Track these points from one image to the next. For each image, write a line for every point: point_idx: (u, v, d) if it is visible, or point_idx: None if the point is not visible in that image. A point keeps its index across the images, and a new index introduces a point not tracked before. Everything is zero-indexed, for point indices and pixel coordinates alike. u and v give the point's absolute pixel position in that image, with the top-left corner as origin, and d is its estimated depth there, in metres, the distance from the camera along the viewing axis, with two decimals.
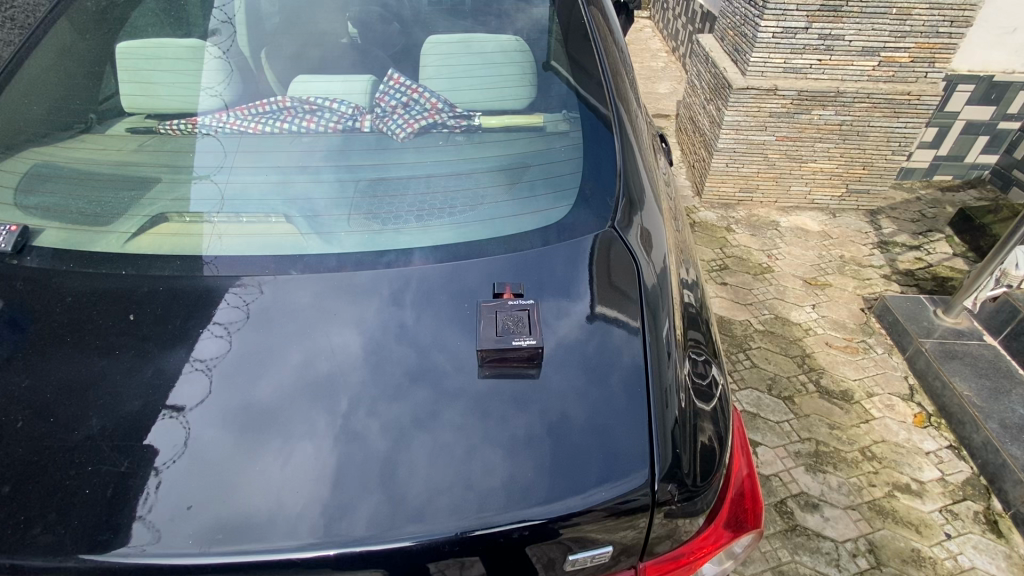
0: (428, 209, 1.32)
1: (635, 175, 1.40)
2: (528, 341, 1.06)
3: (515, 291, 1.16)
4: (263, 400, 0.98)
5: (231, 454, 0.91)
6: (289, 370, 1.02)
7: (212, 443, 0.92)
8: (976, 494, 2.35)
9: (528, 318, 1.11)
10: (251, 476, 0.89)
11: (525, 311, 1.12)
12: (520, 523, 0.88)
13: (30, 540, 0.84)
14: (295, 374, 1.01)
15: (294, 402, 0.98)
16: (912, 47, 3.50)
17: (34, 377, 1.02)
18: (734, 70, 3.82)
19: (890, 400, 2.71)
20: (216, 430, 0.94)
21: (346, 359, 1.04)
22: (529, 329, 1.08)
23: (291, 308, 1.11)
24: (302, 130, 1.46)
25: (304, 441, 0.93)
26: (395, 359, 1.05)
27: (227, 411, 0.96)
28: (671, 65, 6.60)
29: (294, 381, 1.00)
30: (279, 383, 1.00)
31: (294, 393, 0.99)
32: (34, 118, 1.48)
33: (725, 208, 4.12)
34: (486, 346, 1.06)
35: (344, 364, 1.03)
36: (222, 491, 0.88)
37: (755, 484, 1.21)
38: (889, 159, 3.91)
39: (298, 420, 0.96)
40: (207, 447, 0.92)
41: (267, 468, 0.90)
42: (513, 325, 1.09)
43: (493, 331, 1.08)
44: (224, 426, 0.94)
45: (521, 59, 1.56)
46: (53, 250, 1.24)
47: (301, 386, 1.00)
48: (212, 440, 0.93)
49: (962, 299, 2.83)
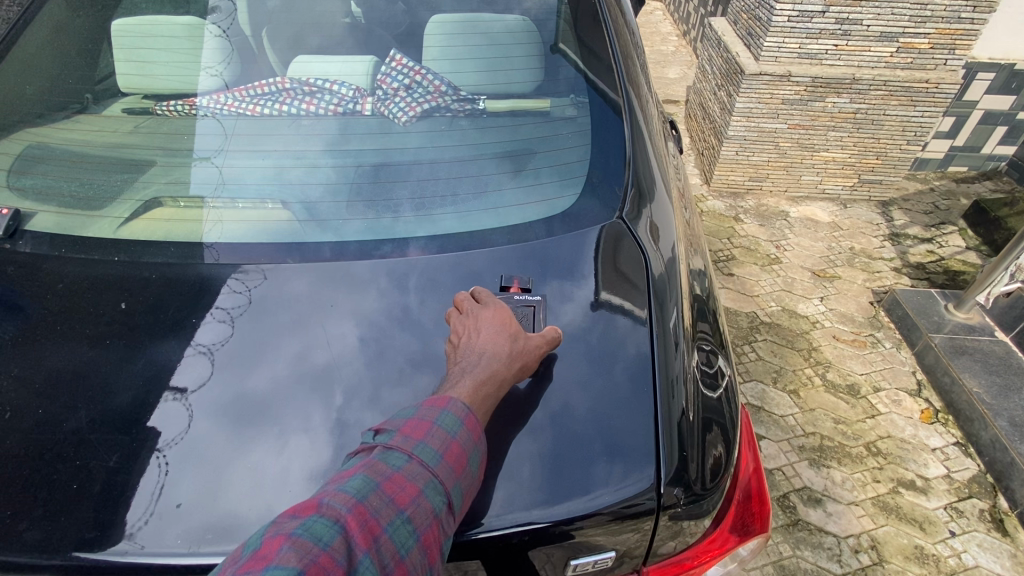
0: (429, 196, 1.28)
1: (645, 164, 1.35)
2: None
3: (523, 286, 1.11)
4: (261, 389, 0.95)
5: (227, 446, 0.90)
6: (287, 360, 0.99)
7: (209, 433, 0.91)
8: (983, 492, 2.32)
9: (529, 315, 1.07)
10: (246, 469, 0.87)
11: (531, 308, 1.08)
12: (522, 528, 0.86)
13: (15, 537, 0.82)
14: (294, 362, 0.99)
15: (291, 393, 0.95)
16: (932, 33, 3.40)
17: (24, 367, 0.99)
18: (746, 55, 3.72)
19: (897, 396, 2.68)
20: (214, 420, 0.92)
21: (345, 349, 1.01)
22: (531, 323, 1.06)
23: (291, 297, 1.08)
24: (301, 112, 1.41)
25: (300, 434, 0.91)
26: (395, 350, 1.01)
27: (225, 399, 0.95)
28: (680, 49, 6.47)
29: (295, 368, 0.98)
30: (279, 370, 0.98)
31: (291, 384, 0.96)
32: (26, 98, 1.44)
33: (734, 197, 4.04)
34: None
35: (342, 355, 1.00)
36: (219, 481, 0.86)
37: (760, 482, 1.17)
38: (903, 150, 3.82)
39: (296, 408, 0.94)
40: (204, 438, 0.90)
41: (262, 461, 0.88)
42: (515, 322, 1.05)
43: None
44: (225, 412, 0.93)
45: (529, 40, 1.50)
46: (46, 235, 1.21)
47: (298, 378, 0.97)
48: (209, 430, 0.91)
49: (975, 293, 2.77)
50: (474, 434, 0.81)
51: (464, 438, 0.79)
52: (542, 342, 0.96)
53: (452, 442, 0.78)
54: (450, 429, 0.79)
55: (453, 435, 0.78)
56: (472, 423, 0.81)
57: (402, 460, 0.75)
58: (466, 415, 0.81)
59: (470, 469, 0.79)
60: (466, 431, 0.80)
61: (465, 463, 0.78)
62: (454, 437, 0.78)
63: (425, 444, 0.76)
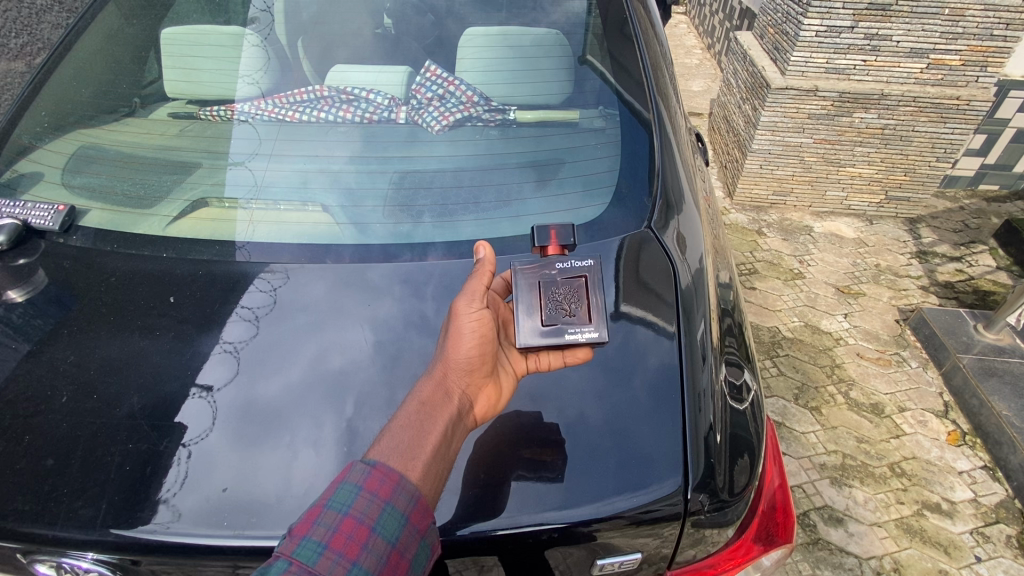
0: (457, 202, 1.31)
1: (673, 175, 1.36)
2: (582, 329, 0.99)
3: (562, 244, 1.10)
4: (280, 391, 0.99)
5: (246, 445, 0.93)
6: (305, 362, 1.03)
7: (231, 431, 0.95)
8: (1011, 518, 2.26)
9: (582, 302, 1.01)
10: (266, 467, 0.91)
11: (581, 277, 1.03)
12: (550, 527, 0.89)
13: (72, 514, 0.88)
14: (310, 366, 1.02)
15: (308, 396, 0.98)
16: (964, 50, 3.35)
17: (79, 354, 1.05)
18: (772, 69, 3.72)
19: (923, 416, 2.63)
20: (234, 419, 0.96)
21: (361, 354, 1.04)
22: (586, 310, 1.00)
23: (312, 300, 1.12)
24: (338, 120, 1.46)
25: (316, 434, 0.94)
26: (410, 354, 1.04)
27: (247, 400, 0.98)
28: (705, 62, 6.48)
29: (313, 371, 1.01)
30: (297, 372, 1.01)
31: (308, 387, 0.99)
32: (81, 101, 1.53)
33: (757, 210, 4.03)
34: (535, 337, 0.99)
35: (358, 360, 1.03)
36: (240, 479, 0.90)
37: (786, 496, 1.17)
38: (932, 167, 3.77)
39: (313, 410, 0.97)
40: (225, 435, 0.94)
41: (283, 460, 0.92)
42: (568, 301, 1.01)
43: (542, 308, 1.01)
44: (245, 411, 0.97)
45: (560, 54, 1.54)
46: (97, 230, 1.28)
47: (314, 381, 1.00)
48: (230, 428, 0.95)
49: (1006, 314, 2.71)
50: (378, 496, 0.77)
51: (362, 507, 0.76)
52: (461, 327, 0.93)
53: (344, 519, 0.75)
54: (342, 506, 0.76)
55: (344, 512, 0.76)
56: (376, 484, 0.77)
57: (282, 566, 0.71)
58: (366, 479, 0.77)
59: (380, 539, 0.75)
60: (364, 499, 0.76)
61: (367, 538, 0.74)
62: (346, 513, 0.75)
63: (309, 538, 0.74)
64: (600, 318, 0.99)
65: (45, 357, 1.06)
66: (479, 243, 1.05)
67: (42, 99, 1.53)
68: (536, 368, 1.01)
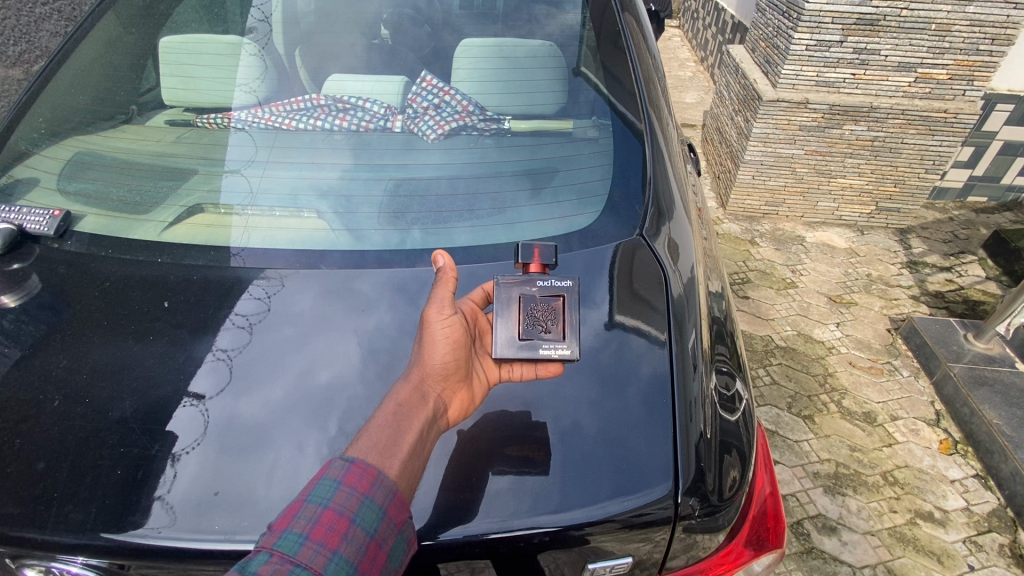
0: (450, 209, 1.32)
1: (665, 184, 1.38)
2: (556, 346, 0.99)
3: (545, 263, 1.10)
4: (267, 403, 0.98)
5: (234, 455, 0.93)
6: (294, 376, 1.02)
7: (218, 441, 0.94)
8: (1002, 527, 2.27)
9: (560, 320, 1.02)
10: (252, 478, 0.91)
11: (560, 296, 1.04)
12: (541, 531, 0.89)
13: (63, 517, 0.88)
14: (299, 379, 1.02)
15: (297, 408, 0.98)
16: (951, 64, 3.42)
17: (71, 359, 1.05)
18: (764, 82, 3.78)
19: (915, 425, 2.64)
20: (223, 430, 0.95)
21: (350, 367, 1.04)
22: (562, 329, 1.01)
23: (302, 313, 1.11)
24: (335, 128, 1.47)
25: (303, 447, 0.94)
26: (400, 364, 1.05)
27: (235, 412, 0.97)
28: (698, 74, 6.57)
29: (301, 384, 1.01)
30: (286, 386, 1.01)
31: (296, 400, 0.99)
32: (78, 108, 1.53)
33: (749, 221, 4.07)
34: (511, 352, 0.99)
35: (348, 373, 1.03)
36: (228, 488, 0.90)
37: (777, 502, 1.18)
38: (922, 178, 3.83)
39: (300, 422, 0.97)
40: (213, 445, 0.94)
41: (269, 471, 0.91)
42: (544, 318, 1.02)
43: (519, 325, 1.01)
44: (234, 422, 0.96)
45: (554, 65, 1.56)
46: (91, 236, 1.28)
47: (304, 394, 1.00)
48: (217, 439, 0.94)
49: (994, 324, 2.74)
50: (357, 490, 0.77)
51: (342, 500, 0.77)
52: (435, 334, 0.93)
53: (324, 511, 0.76)
54: (322, 499, 0.77)
55: (324, 505, 0.76)
56: (355, 479, 0.78)
57: (262, 557, 0.72)
58: (345, 474, 0.78)
59: (360, 530, 0.75)
60: (343, 492, 0.77)
61: (347, 528, 0.75)
62: (325, 506, 0.76)
63: (289, 531, 0.74)
64: (575, 337, 1.00)
65: (37, 362, 1.06)
66: (438, 250, 1.02)
67: (39, 106, 1.54)
68: (509, 376, 1.01)
